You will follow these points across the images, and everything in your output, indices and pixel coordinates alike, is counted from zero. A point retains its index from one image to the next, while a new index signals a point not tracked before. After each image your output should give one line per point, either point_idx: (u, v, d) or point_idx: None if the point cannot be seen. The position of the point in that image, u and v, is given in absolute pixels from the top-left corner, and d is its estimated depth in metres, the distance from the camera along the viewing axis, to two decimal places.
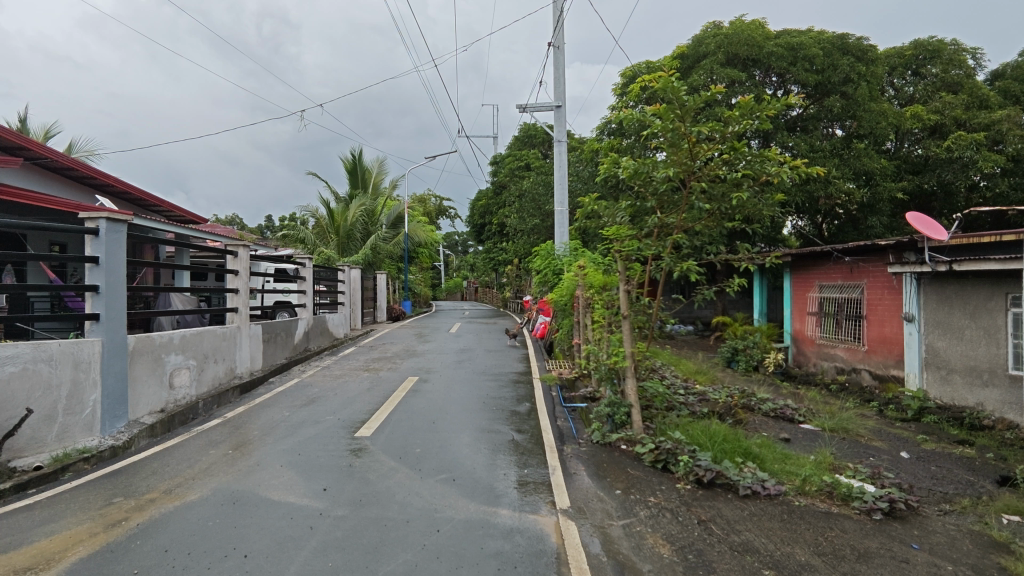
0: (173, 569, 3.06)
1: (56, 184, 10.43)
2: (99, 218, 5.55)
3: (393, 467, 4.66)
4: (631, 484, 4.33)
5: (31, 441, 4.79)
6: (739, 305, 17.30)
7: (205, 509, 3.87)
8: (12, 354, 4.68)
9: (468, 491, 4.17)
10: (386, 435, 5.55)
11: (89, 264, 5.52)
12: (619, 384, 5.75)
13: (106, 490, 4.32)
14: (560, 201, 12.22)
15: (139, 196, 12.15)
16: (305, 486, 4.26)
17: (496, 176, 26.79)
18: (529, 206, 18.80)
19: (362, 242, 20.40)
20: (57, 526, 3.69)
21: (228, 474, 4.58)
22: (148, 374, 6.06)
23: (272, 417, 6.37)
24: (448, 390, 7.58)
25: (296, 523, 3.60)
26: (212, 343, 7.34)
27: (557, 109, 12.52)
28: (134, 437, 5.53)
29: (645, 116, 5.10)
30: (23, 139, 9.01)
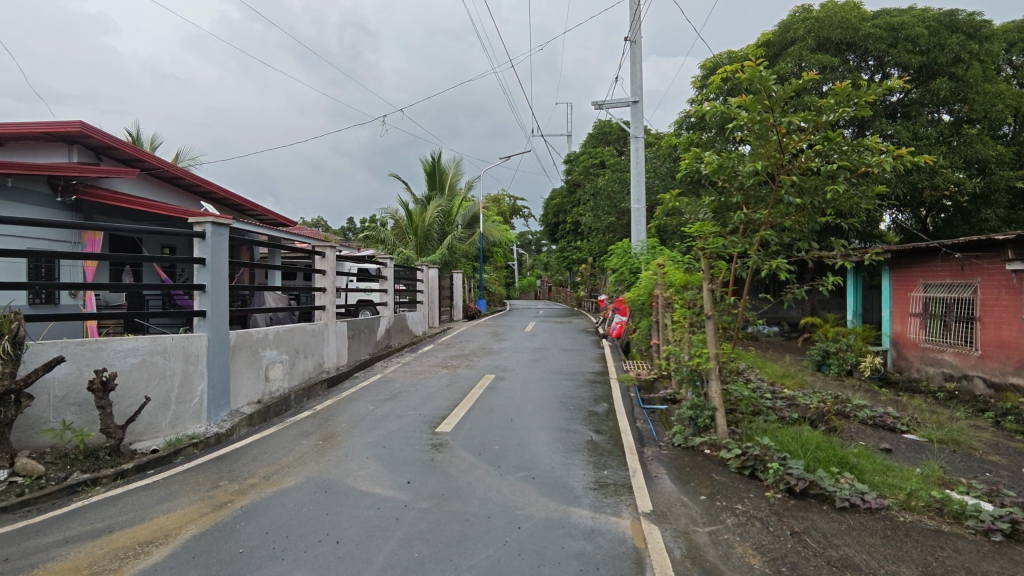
0: (274, 551, 3.27)
1: (166, 191, 11.44)
2: (205, 223, 6.00)
3: (473, 463, 4.73)
4: (716, 490, 4.18)
5: (148, 426, 5.29)
6: (831, 305, 16.26)
7: (299, 496, 4.10)
8: (132, 347, 5.18)
9: (548, 490, 4.18)
10: (465, 431, 5.66)
11: (197, 264, 5.98)
12: (702, 386, 5.57)
13: (213, 474, 4.68)
14: (637, 198, 11.97)
15: (237, 202, 13.07)
16: (390, 478, 4.42)
17: (570, 175, 26.67)
18: (605, 204, 18.55)
19: (439, 242, 20.90)
20: (172, 505, 4.04)
21: (319, 464, 4.84)
22: (247, 367, 6.51)
23: (357, 411, 6.65)
24: (525, 388, 7.62)
25: (384, 513, 3.75)
26: (303, 339, 7.78)
27: (634, 104, 12.27)
28: (235, 426, 5.96)
29: (730, 108, 4.90)
30: (139, 151, 9.94)
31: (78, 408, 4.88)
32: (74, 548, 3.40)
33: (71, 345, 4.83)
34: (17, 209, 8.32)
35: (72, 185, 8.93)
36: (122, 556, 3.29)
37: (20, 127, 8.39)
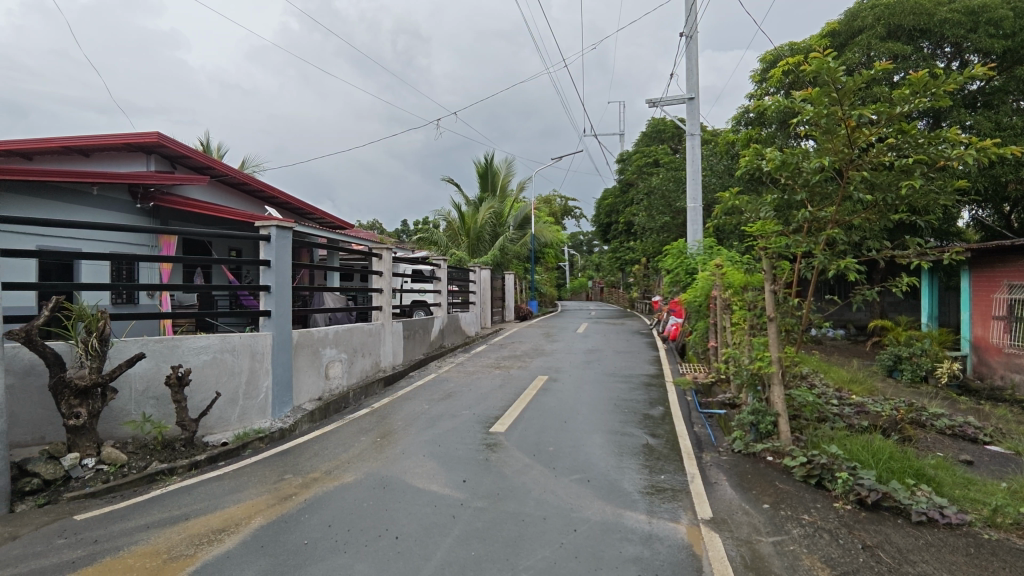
0: (337, 543, 3.38)
1: (234, 197, 12.02)
2: (270, 226, 6.25)
3: (528, 464, 4.74)
4: (780, 499, 4.02)
5: (219, 420, 5.58)
6: (902, 307, 15.41)
7: (360, 491, 4.22)
8: (204, 345, 5.48)
9: (604, 493, 4.13)
10: (519, 432, 5.67)
11: (263, 266, 6.25)
12: (763, 391, 5.38)
13: (278, 467, 4.88)
14: (693, 197, 11.67)
15: (298, 206, 13.59)
16: (446, 476, 4.49)
17: (623, 174, 26.34)
18: (658, 203, 18.22)
19: (491, 243, 21.08)
20: (241, 496, 4.23)
21: (377, 461, 4.96)
22: (309, 365, 6.75)
23: (413, 410, 6.77)
24: (578, 390, 7.57)
25: (441, 511, 3.81)
26: (361, 338, 8.00)
27: (690, 101, 11.99)
28: (298, 422, 6.19)
29: (794, 102, 4.74)
30: (208, 160, 10.48)
31: (156, 402, 5.19)
32: (154, 534, 3.61)
33: (149, 342, 5.15)
34: (99, 215, 8.93)
35: (149, 193, 9.50)
36: (197, 542, 3.48)
37: (105, 139, 9.02)
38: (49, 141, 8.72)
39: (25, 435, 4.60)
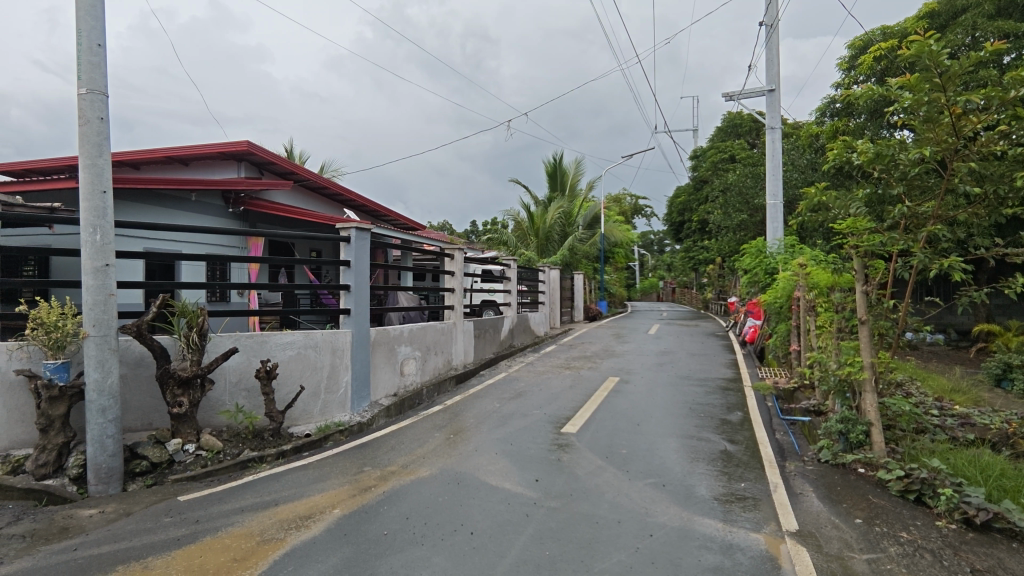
0: (414, 535, 3.48)
1: (315, 201, 12.63)
2: (350, 228, 6.52)
3: (601, 466, 4.69)
4: (875, 514, 3.77)
5: (303, 412, 5.88)
6: (1013, 310, 14.04)
7: (435, 486, 4.32)
8: (290, 341, 5.80)
9: (680, 499, 4.01)
10: (591, 433, 5.62)
11: (343, 267, 6.54)
12: (853, 399, 5.07)
13: (358, 460, 5.08)
14: (773, 193, 11.15)
15: (374, 208, 14.10)
16: (518, 475, 4.51)
17: (696, 171, 25.57)
18: (735, 201, 17.55)
19: (559, 243, 21.05)
20: (324, 485, 4.43)
21: (451, 457, 5.07)
22: (385, 362, 6.99)
23: (485, 408, 6.87)
24: (651, 392, 7.41)
25: (514, 509, 3.84)
26: (434, 337, 8.19)
27: (770, 93, 11.47)
28: (375, 417, 6.41)
29: (889, 90, 4.44)
30: (292, 165, 11.05)
31: (247, 394, 5.54)
32: (248, 517, 3.85)
33: (241, 338, 5.51)
34: (196, 219, 9.63)
35: (240, 198, 10.14)
36: (286, 527, 3.68)
37: (201, 149, 9.73)
38: (154, 152, 9.50)
39: (135, 421, 5.03)
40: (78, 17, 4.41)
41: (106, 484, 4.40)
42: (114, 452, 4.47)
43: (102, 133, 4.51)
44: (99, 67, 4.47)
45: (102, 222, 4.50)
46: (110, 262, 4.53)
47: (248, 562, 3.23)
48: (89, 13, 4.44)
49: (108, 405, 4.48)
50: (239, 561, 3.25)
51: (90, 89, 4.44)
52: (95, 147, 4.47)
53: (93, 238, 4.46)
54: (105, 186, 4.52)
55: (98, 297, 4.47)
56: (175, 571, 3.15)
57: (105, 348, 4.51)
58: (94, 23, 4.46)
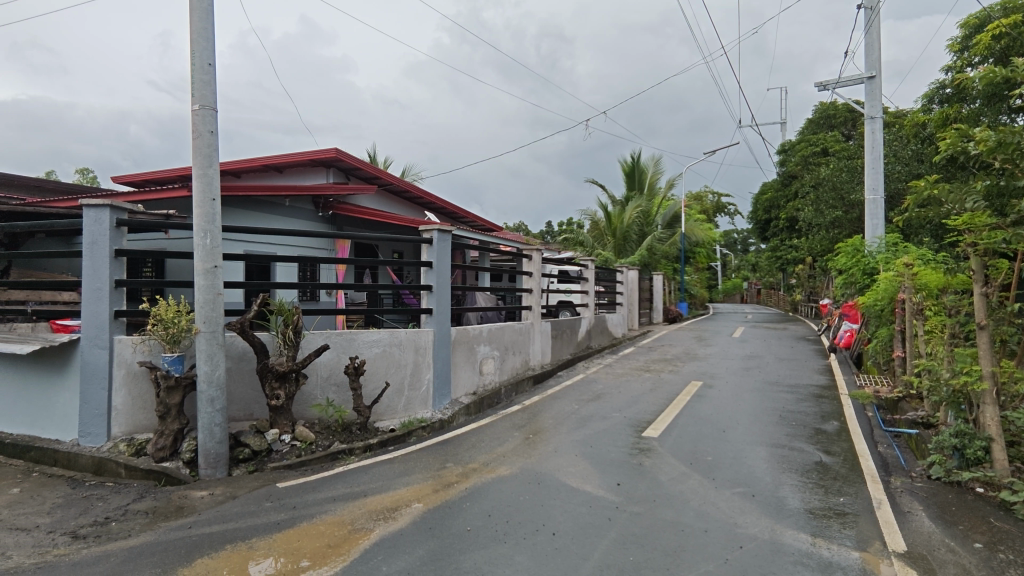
0: (497, 533, 3.52)
1: (397, 204, 13.11)
2: (433, 230, 6.70)
3: (685, 472, 4.56)
4: (997, 539, 3.42)
5: (388, 408, 6.11)
6: None
7: (515, 485, 4.37)
8: (376, 339, 6.05)
9: (772, 510, 3.82)
10: (674, 438, 5.48)
11: (425, 267, 6.72)
12: (969, 412, 4.63)
13: (441, 456, 5.21)
14: (872, 187, 10.41)
15: (452, 210, 14.43)
16: (600, 478, 4.46)
17: (785, 166, 24.29)
18: (828, 196, 16.50)
19: (638, 243, 20.70)
20: (409, 479, 4.58)
21: (530, 456, 5.10)
22: (465, 361, 7.14)
23: (564, 409, 6.85)
24: (737, 398, 7.11)
25: (596, 512, 3.80)
26: (512, 337, 8.26)
27: (869, 80, 10.69)
28: (455, 414, 6.56)
29: (1014, 71, 4.01)
30: (376, 170, 11.52)
31: (337, 388, 5.83)
32: (340, 506, 4.05)
33: (332, 335, 5.82)
34: (290, 224, 10.25)
35: (329, 202, 10.69)
36: (375, 517, 3.84)
37: (295, 157, 10.34)
38: (253, 161, 10.21)
39: (238, 411, 5.43)
40: (192, 40, 4.81)
41: (214, 468, 4.77)
42: (221, 439, 4.84)
43: (212, 145, 4.89)
44: (210, 84, 4.86)
45: (212, 227, 4.89)
46: (217, 264, 4.90)
47: (341, 549, 3.40)
48: (201, 35, 4.83)
49: (216, 396, 4.86)
50: (333, 547, 3.43)
51: (202, 105, 4.83)
52: (206, 158, 4.85)
53: (204, 242, 4.85)
54: (214, 194, 4.89)
55: (208, 296, 4.86)
56: (276, 553, 3.37)
57: (214, 344, 4.89)
58: (206, 44, 4.85)
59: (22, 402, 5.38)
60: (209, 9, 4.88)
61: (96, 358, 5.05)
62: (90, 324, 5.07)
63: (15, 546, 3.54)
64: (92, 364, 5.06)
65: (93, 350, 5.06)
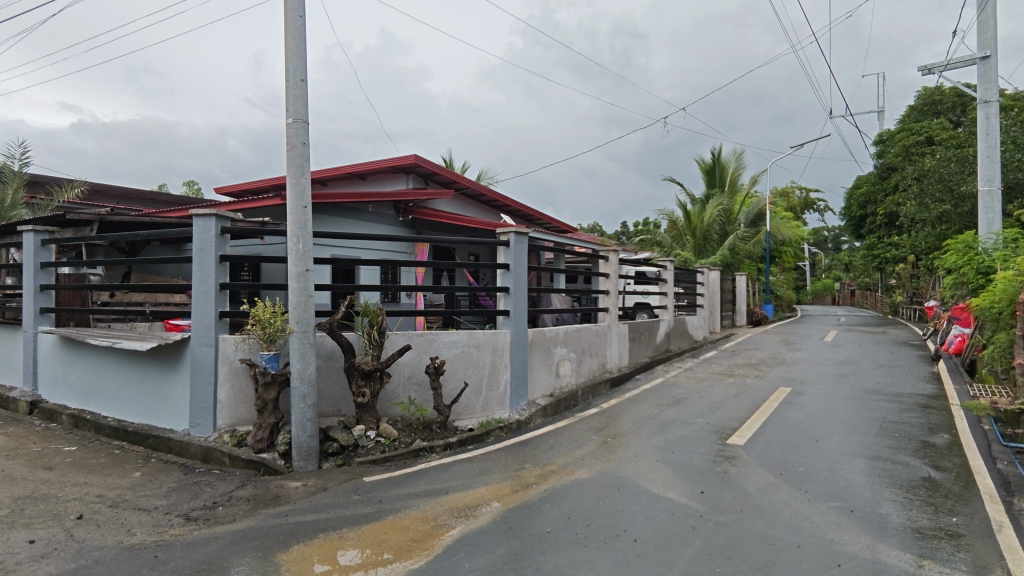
0: (577, 536, 3.51)
1: (473, 207, 13.37)
2: (509, 232, 6.76)
3: (774, 482, 4.35)
4: None
5: (467, 407, 6.23)
6: None
7: (595, 489, 4.33)
8: (456, 340, 6.20)
9: (873, 527, 3.56)
10: (761, 446, 5.23)
11: (502, 270, 6.80)
12: None
13: (519, 457, 5.25)
14: (988, 177, 9.48)
15: (527, 212, 14.52)
16: (682, 485, 4.34)
17: (883, 157, 22.62)
18: (933, 189, 15.20)
19: (719, 243, 19.98)
20: (488, 479, 4.66)
21: (610, 460, 5.04)
22: (542, 363, 7.16)
23: (643, 413, 6.71)
24: (831, 406, 6.69)
25: (680, 520, 3.70)
26: (589, 338, 8.19)
27: (982, 61, 9.76)
28: (532, 415, 6.59)
29: None
30: (453, 175, 11.79)
31: (418, 387, 6.02)
32: (422, 502, 4.17)
33: (413, 336, 6.01)
34: (372, 228, 10.70)
35: (408, 207, 11.06)
36: (456, 514, 3.92)
37: (377, 164, 10.78)
38: (338, 169, 10.70)
39: (328, 407, 5.73)
40: (286, 58, 5.13)
41: (306, 461, 5.06)
42: (312, 433, 5.12)
43: (304, 155, 5.19)
44: (302, 99, 5.16)
45: (304, 232, 5.18)
46: (308, 267, 5.19)
47: (425, 544, 3.50)
48: (294, 53, 5.14)
49: (308, 392, 5.14)
50: (418, 542, 3.54)
51: (295, 119, 5.14)
52: (298, 168, 5.15)
53: (297, 247, 5.15)
54: (306, 202, 5.18)
55: (300, 298, 5.15)
56: (363, 544, 3.52)
57: (305, 343, 5.18)
58: (298, 61, 5.16)
59: (141, 394, 5.94)
60: (301, 29, 5.18)
61: (203, 355, 5.48)
62: (198, 323, 5.51)
63: (138, 524, 3.91)
64: (200, 361, 5.49)
65: (201, 348, 5.49)
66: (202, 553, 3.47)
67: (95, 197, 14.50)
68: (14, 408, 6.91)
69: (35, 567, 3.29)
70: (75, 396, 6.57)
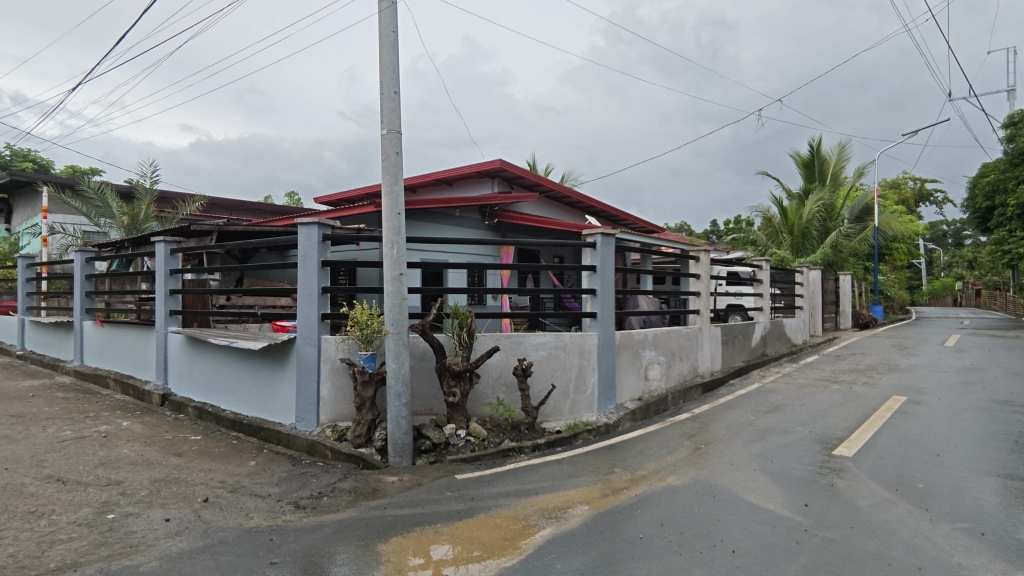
0: (672, 544, 3.42)
1: (558, 210, 13.40)
2: (596, 234, 6.70)
3: (889, 498, 4.02)
4: None
5: (554, 410, 6.25)
6: None
7: (688, 496, 4.20)
8: (543, 342, 6.24)
9: (1008, 552, 3.21)
10: (873, 459, 4.86)
11: (589, 272, 6.76)
12: None
13: (608, 460, 5.20)
14: None
15: (613, 213, 14.33)
16: (784, 497, 4.11)
17: (1014, 141, 20.27)
18: None
19: (819, 240, 18.77)
20: (577, 481, 4.64)
21: (703, 467, 4.87)
22: (630, 365, 7.04)
23: (738, 419, 6.43)
24: (954, 417, 6.08)
25: (782, 533, 3.51)
26: (679, 342, 7.94)
27: None
28: (621, 419, 6.50)
29: None
30: (537, 178, 11.88)
31: (506, 388, 6.11)
32: (513, 502, 4.23)
33: (501, 337, 6.12)
34: (459, 233, 11.00)
35: (494, 211, 11.27)
36: (546, 515, 3.95)
37: (463, 170, 11.07)
38: (427, 176, 11.04)
39: (420, 405, 5.94)
40: (381, 72, 5.40)
41: (401, 457, 5.27)
42: (406, 430, 5.33)
43: (398, 164, 5.43)
44: (395, 110, 5.41)
45: (398, 238, 5.41)
46: (402, 271, 5.42)
47: (516, 543, 3.55)
48: (388, 67, 5.39)
49: (402, 391, 5.37)
50: (510, 540, 3.60)
51: (389, 130, 5.39)
52: (392, 176, 5.40)
53: (392, 252, 5.39)
54: (399, 209, 5.42)
55: (395, 300, 5.39)
56: (456, 540, 3.63)
57: (400, 344, 5.41)
58: (392, 75, 5.41)
59: (255, 389, 6.45)
60: (394, 43, 5.43)
61: (308, 354, 5.86)
62: (303, 324, 5.91)
63: (255, 509, 4.26)
64: (305, 359, 5.88)
65: (306, 347, 5.88)
66: (311, 539, 3.73)
67: (213, 210, 15.96)
68: (149, 400, 7.73)
69: (171, 542, 3.67)
70: (198, 390, 7.25)
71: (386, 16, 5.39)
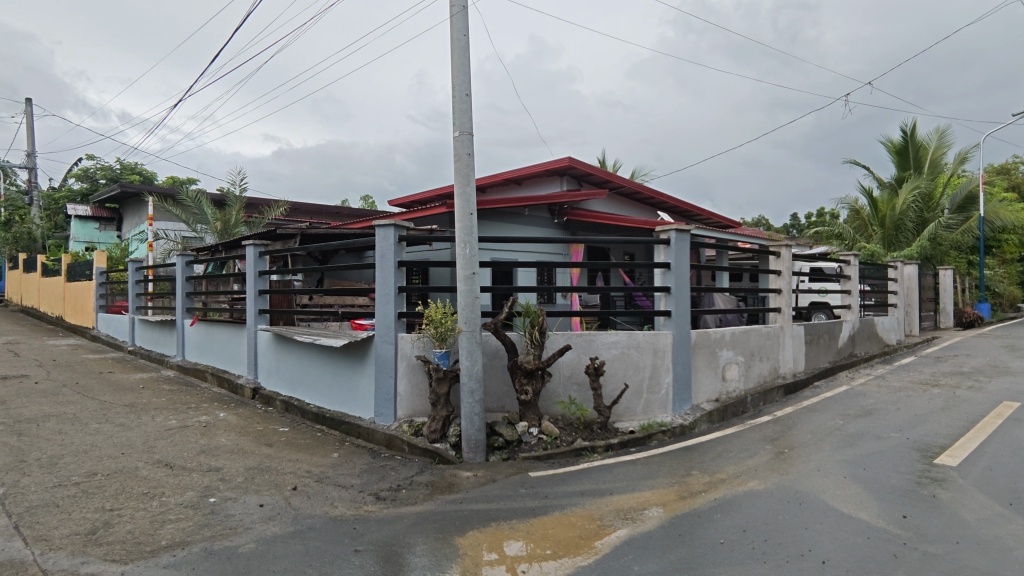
0: (756, 551, 3.29)
1: (628, 206, 13.18)
2: (669, 231, 6.54)
3: (1000, 512, 3.68)
4: None
5: (627, 409, 6.16)
6: None
7: (772, 502, 4.02)
8: (615, 341, 6.16)
9: None
10: (981, 469, 4.46)
11: (662, 269, 6.61)
12: None
13: (685, 462, 5.07)
14: None
15: (685, 208, 13.94)
16: (879, 507, 3.85)
17: None
18: None
19: (916, 232, 17.44)
20: (653, 483, 4.55)
21: (787, 472, 4.65)
22: (707, 365, 6.82)
23: (825, 423, 6.09)
24: None
25: (877, 545, 3.30)
26: (759, 341, 7.61)
27: None
28: (697, 421, 6.31)
29: None
30: (606, 174, 11.73)
31: (578, 387, 6.08)
32: (587, 502, 4.20)
33: (573, 336, 6.09)
34: (529, 231, 11.06)
35: (563, 209, 11.23)
36: (622, 516, 3.90)
37: (532, 169, 11.11)
38: (496, 176, 11.15)
39: (493, 403, 6.02)
40: (453, 76, 5.51)
41: (475, 453, 5.37)
42: (479, 427, 5.42)
43: (469, 165, 5.52)
44: (466, 112, 5.51)
45: (470, 238, 5.51)
46: (474, 271, 5.51)
47: (591, 543, 3.53)
48: (459, 69, 5.50)
49: (475, 388, 5.46)
50: (585, 539, 3.59)
51: (461, 132, 5.50)
52: (464, 178, 5.50)
53: (464, 252, 5.49)
54: (471, 209, 5.51)
55: (468, 300, 5.48)
56: (531, 537, 3.65)
57: (473, 342, 5.51)
58: (463, 77, 5.51)
59: (336, 384, 6.76)
60: (465, 47, 5.52)
61: (386, 351, 6.08)
62: (381, 323, 6.13)
63: (339, 498, 4.47)
64: (383, 356, 6.10)
65: (383, 344, 6.10)
66: (391, 529, 3.88)
67: (296, 215, 16.83)
68: (242, 393, 8.28)
69: (265, 526, 3.92)
70: (285, 384, 7.69)
71: (457, 20, 5.49)
